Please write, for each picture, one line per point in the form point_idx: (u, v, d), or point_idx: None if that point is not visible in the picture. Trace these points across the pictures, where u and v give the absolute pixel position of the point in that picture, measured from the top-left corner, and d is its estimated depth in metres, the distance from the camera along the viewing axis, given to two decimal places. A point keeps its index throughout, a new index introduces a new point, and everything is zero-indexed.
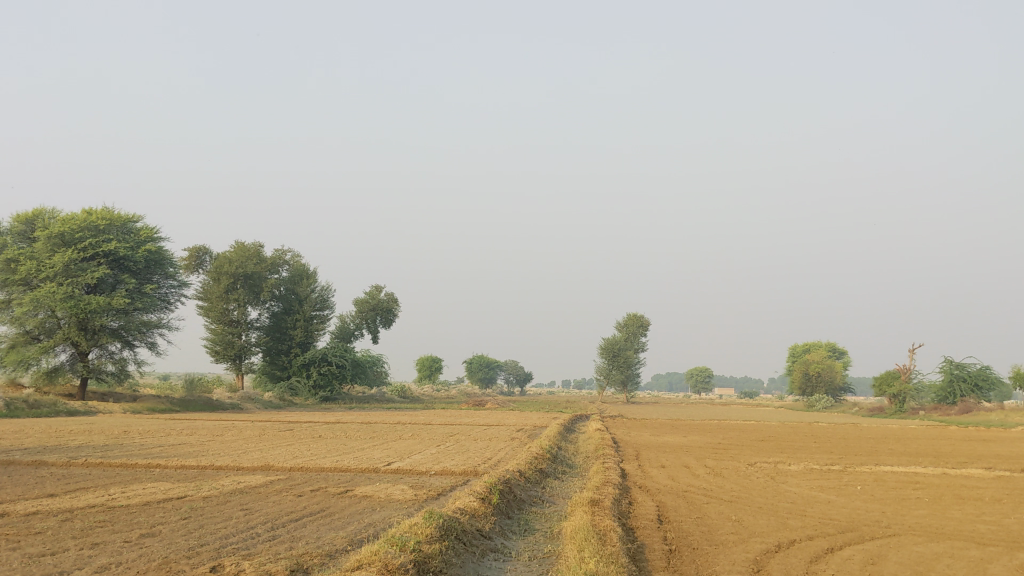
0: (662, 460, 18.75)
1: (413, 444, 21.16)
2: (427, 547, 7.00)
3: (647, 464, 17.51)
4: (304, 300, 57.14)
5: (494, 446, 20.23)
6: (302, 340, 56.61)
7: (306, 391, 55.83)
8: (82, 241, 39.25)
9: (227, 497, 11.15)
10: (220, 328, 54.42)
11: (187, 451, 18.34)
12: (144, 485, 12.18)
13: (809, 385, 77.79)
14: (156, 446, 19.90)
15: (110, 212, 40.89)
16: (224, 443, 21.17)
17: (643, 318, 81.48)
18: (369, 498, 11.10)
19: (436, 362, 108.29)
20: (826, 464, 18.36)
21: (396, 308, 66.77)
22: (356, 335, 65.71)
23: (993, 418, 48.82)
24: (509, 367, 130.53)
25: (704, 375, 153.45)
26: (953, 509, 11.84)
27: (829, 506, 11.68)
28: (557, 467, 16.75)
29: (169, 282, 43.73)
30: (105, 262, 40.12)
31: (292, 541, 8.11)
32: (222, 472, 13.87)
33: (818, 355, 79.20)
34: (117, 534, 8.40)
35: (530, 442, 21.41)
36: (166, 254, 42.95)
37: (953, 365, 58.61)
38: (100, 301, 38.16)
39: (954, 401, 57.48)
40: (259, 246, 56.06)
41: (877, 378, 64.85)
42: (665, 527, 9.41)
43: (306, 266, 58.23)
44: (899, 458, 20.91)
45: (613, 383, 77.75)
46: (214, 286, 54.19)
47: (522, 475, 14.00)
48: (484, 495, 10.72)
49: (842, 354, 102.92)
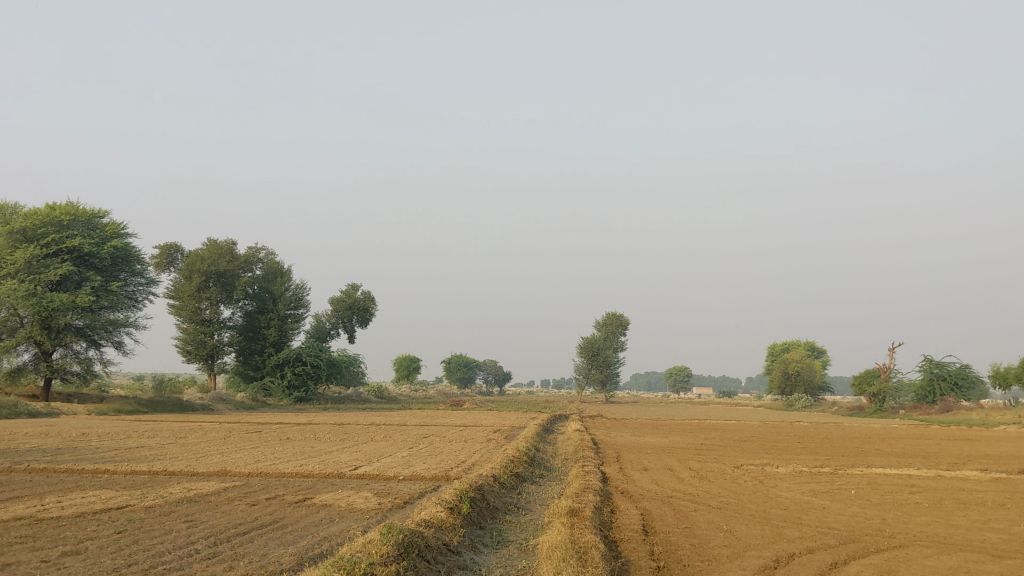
0: (645, 462, 17.96)
1: (384, 447, 20.25)
2: (381, 569, 6.10)
3: (629, 467, 16.68)
4: (278, 298, 55.97)
5: (469, 449, 19.32)
6: (275, 340, 55.48)
7: (279, 392, 54.70)
8: (46, 237, 38.11)
9: (172, 507, 10.19)
10: (192, 327, 53.21)
11: (144, 455, 17.29)
12: (83, 494, 11.18)
13: (789, 385, 77.28)
14: (111, 450, 18.91)
15: (75, 206, 39.61)
16: (185, 447, 20.15)
17: (623, 318, 80.82)
18: (328, 507, 10.19)
19: (414, 362, 107.01)
20: (817, 465, 17.55)
21: (372, 307, 65.72)
22: (332, 334, 64.57)
23: (975, 417, 48.45)
24: (487, 367, 129.36)
25: (684, 375, 152.97)
26: (957, 516, 11.03)
27: (826, 514, 10.89)
28: (534, 471, 15.88)
29: (136, 280, 42.46)
30: (69, 259, 38.88)
31: (233, 560, 7.18)
32: (174, 479, 12.92)
33: (798, 354, 78.79)
34: (36, 553, 7.42)
35: (506, 444, 20.52)
36: (133, 251, 41.76)
37: (932, 365, 58.31)
38: (64, 299, 36.87)
39: (934, 400, 57.10)
40: (232, 244, 54.87)
41: (857, 377, 64.49)
42: (651, 539, 8.58)
43: (280, 264, 57.06)
44: (889, 460, 20.13)
45: (592, 384, 77.01)
46: (185, 284, 52.97)
47: (495, 480, 13.12)
48: (454, 504, 9.82)
49: (821, 353, 102.92)
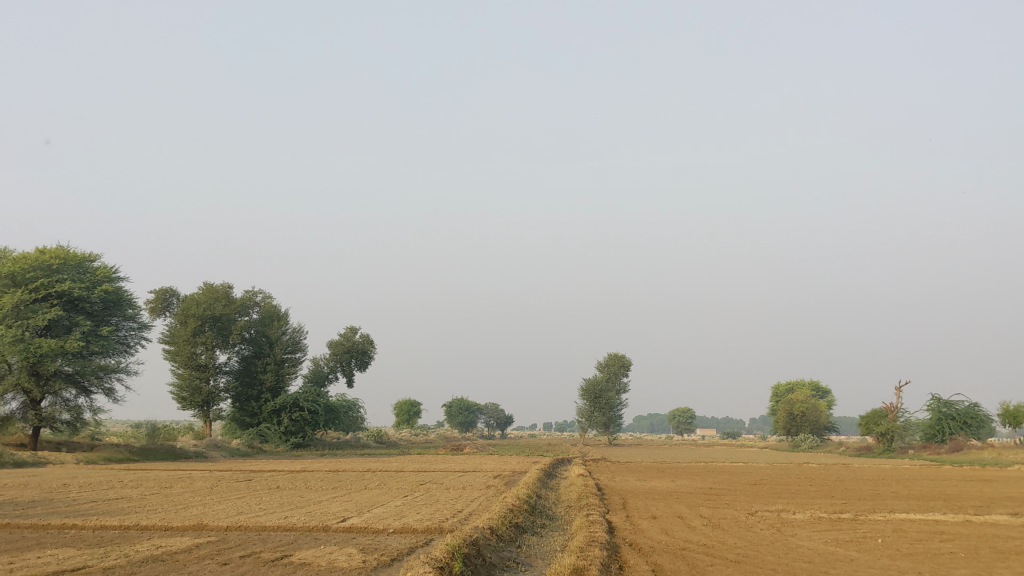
0: (653, 509, 16.93)
1: (376, 496, 19.23)
2: None
3: (635, 515, 15.70)
4: (275, 342, 55.11)
5: (467, 497, 18.35)
6: (272, 385, 54.43)
7: (276, 438, 53.53)
8: (34, 281, 37.42)
9: (135, 566, 9.23)
10: (187, 372, 52.18)
11: (122, 507, 16.30)
12: (41, 552, 10.22)
13: (794, 426, 75.91)
14: (88, 501, 17.90)
15: (66, 250, 38.95)
16: (166, 497, 19.13)
17: (625, 358, 79.83)
18: (307, 567, 9.23)
19: (414, 406, 105.62)
20: (836, 511, 16.55)
21: (371, 350, 64.73)
22: (331, 378, 63.55)
23: (987, 456, 47.28)
24: (488, 411, 127.79)
25: (687, 418, 151.31)
26: (999, 568, 10.01)
27: (856, 567, 9.91)
28: (535, 520, 14.88)
29: (128, 324, 41.50)
30: (59, 303, 38.06)
31: None
32: (145, 534, 11.94)
33: (803, 395, 77.56)
34: None
35: (507, 491, 19.51)
36: (125, 294, 40.90)
37: (940, 404, 57.24)
38: (53, 344, 35.98)
39: (943, 439, 55.84)
40: (228, 287, 54.13)
41: (864, 417, 63.33)
42: None
43: (277, 307, 56.32)
44: (910, 503, 19.05)
45: (595, 426, 75.70)
46: (181, 329, 52.13)
47: (493, 532, 12.18)
48: (443, 562, 8.85)
49: (826, 392, 101.59)
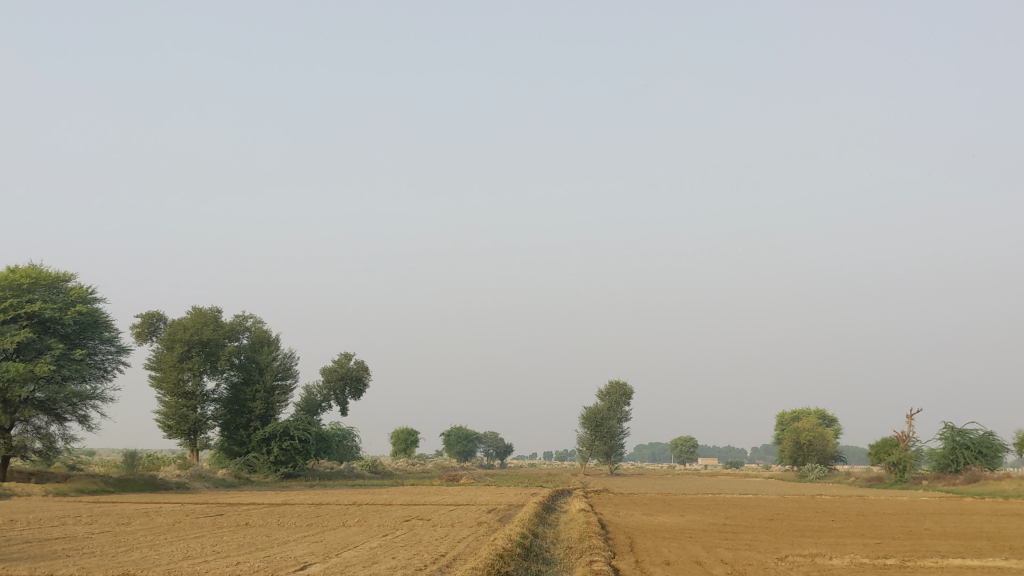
0: (669, 553, 14.76)
1: (352, 535, 17.02)
2: None
3: (646, 561, 13.50)
4: (265, 368, 52.95)
5: (454, 536, 16.27)
6: (261, 413, 52.24)
7: (265, 468, 50.98)
8: (4, 301, 35.58)
9: None
10: (174, 400, 50.00)
11: (58, 550, 14.22)
12: None
13: (801, 456, 73.27)
14: (26, 541, 15.78)
15: (38, 269, 37.14)
16: (117, 536, 16.97)
17: (626, 387, 77.65)
18: None
19: (412, 435, 103.15)
20: (879, 556, 14.28)
21: (367, 377, 62.56)
22: (323, 407, 61.33)
23: (1009, 487, 44.88)
24: (487, 439, 125.35)
25: (690, 447, 147.79)
26: None
27: None
28: (527, 567, 12.71)
29: (105, 348, 39.28)
30: (29, 325, 36.00)
31: None
32: None
33: (810, 423, 74.82)
34: None
35: (503, 529, 17.36)
36: (102, 317, 38.84)
37: (954, 432, 54.82)
38: (21, 368, 33.84)
39: (958, 470, 53.47)
40: (217, 311, 51.90)
41: (875, 446, 60.97)
42: None
43: (268, 333, 54.19)
44: (953, 544, 16.98)
45: (597, 455, 73.25)
46: (167, 354, 50.04)
47: None
48: None
49: (831, 422, 98.63)
